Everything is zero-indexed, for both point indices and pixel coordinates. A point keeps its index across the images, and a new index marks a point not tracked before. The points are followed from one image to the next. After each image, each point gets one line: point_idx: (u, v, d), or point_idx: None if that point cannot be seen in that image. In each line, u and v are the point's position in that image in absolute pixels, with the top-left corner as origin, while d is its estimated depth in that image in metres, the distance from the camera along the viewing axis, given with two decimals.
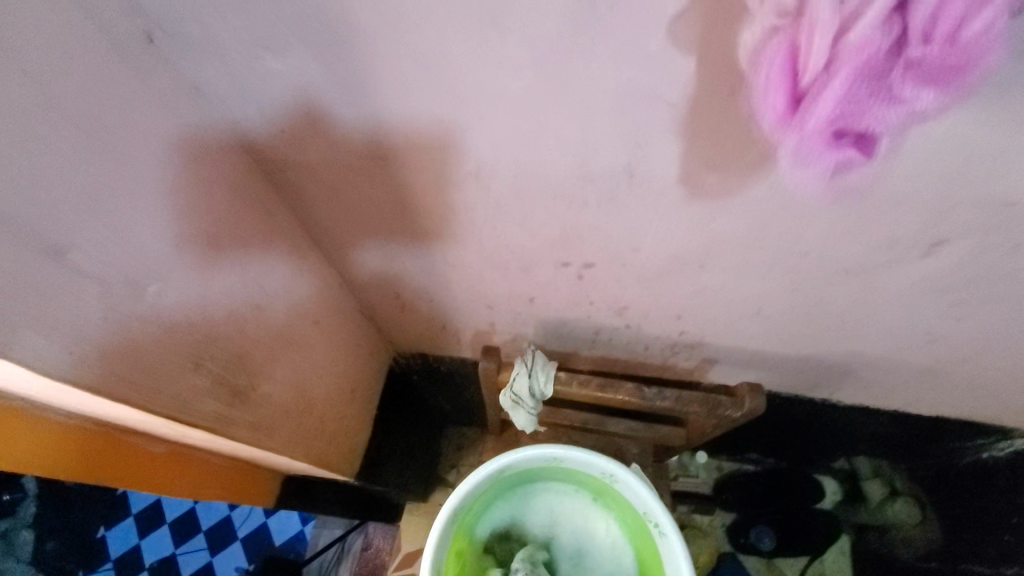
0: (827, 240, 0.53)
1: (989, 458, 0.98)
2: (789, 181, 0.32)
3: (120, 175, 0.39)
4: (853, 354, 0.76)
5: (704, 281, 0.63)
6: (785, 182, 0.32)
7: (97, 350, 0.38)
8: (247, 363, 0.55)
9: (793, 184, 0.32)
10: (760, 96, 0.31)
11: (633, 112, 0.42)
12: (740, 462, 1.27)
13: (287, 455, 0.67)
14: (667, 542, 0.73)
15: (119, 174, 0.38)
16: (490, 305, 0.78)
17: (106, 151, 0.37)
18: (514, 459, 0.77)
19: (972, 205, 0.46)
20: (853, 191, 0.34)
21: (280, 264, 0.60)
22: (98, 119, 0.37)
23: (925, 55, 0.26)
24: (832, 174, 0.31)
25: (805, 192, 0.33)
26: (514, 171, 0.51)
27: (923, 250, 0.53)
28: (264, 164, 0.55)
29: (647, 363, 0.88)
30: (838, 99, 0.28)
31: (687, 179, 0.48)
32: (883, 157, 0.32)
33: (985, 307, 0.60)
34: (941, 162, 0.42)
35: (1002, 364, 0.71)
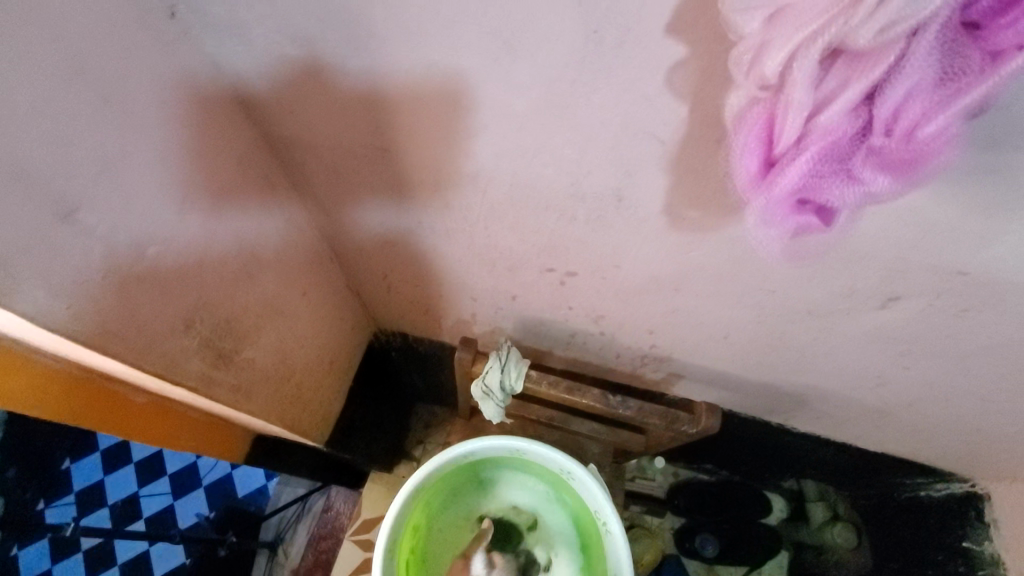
0: (794, 281, 0.56)
1: (924, 497, 1.03)
2: (754, 235, 0.35)
3: (135, 143, 0.40)
4: (809, 386, 0.80)
5: (677, 303, 0.67)
6: (750, 236, 0.35)
7: (94, 305, 0.40)
8: (235, 329, 0.57)
9: (757, 240, 0.35)
10: (735, 155, 0.33)
11: (627, 145, 0.45)
12: (695, 471, 1.34)
13: (264, 418, 0.70)
14: (612, 540, 0.78)
15: (134, 141, 0.40)
16: (474, 298, 0.81)
17: (124, 119, 0.39)
18: (478, 446, 0.81)
19: (926, 269, 0.49)
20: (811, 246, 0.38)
21: (275, 237, 0.62)
22: (118, 87, 0.38)
23: (885, 146, 0.29)
24: (792, 234, 0.35)
25: (767, 247, 0.36)
26: (510, 180, 0.53)
27: (879, 302, 0.56)
28: (271, 140, 0.57)
29: (617, 370, 0.91)
30: (804, 173, 0.30)
31: (670, 211, 0.51)
32: (840, 223, 0.35)
33: (931, 360, 0.64)
34: (902, 228, 0.45)
35: (942, 413, 0.76)
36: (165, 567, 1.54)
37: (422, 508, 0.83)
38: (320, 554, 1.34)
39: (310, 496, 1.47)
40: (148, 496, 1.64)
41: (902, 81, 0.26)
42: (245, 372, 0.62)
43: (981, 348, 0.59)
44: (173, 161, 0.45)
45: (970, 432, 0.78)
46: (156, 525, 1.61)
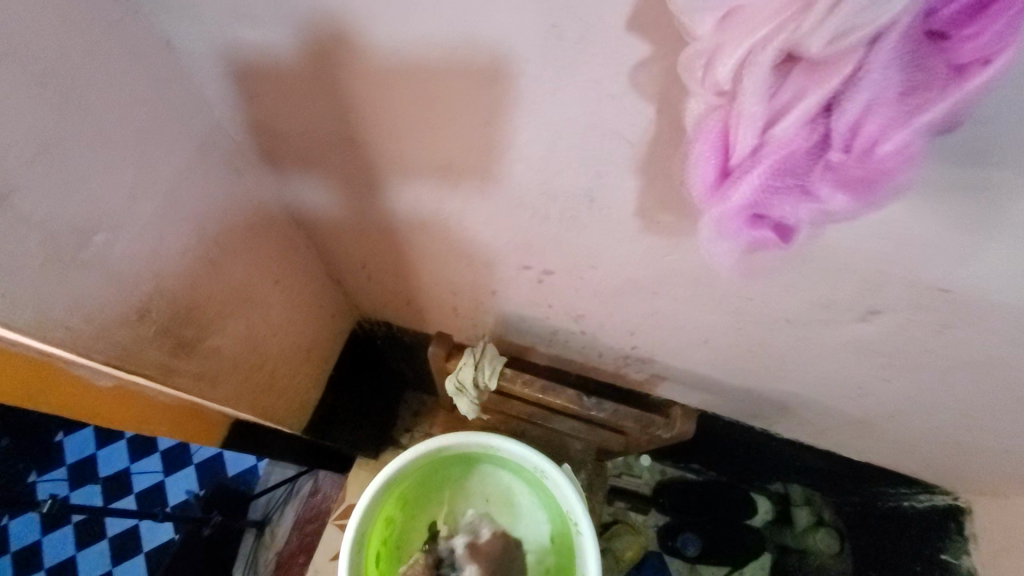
0: (773, 290, 0.54)
1: (908, 507, 1.01)
2: (709, 248, 0.33)
3: (79, 127, 0.39)
4: (791, 394, 0.78)
5: (655, 306, 0.65)
6: (705, 249, 0.33)
7: (30, 292, 0.39)
8: (197, 317, 0.56)
9: (711, 253, 0.33)
10: (690, 163, 0.30)
11: (595, 144, 0.43)
12: (682, 469, 1.33)
13: (232, 405, 0.69)
14: (582, 542, 0.77)
15: (77, 125, 0.39)
16: (454, 291, 0.79)
17: (66, 102, 0.38)
18: (451, 442, 0.80)
19: (904, 284, 0.47)
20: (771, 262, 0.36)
21: (242, 224, 0.61)
22: (59, 68, 0.37)
23: (843, 162, 0.26)
24: (749, 248, 0.33)
25: (722, 261, 0.34)
26: (479, 174, 0.52)
27: (859, 315, 0.54)
28: (237, 125, 0.55)
29: (600, 369, 0.90)
30: (756, 187, 0.28)
31: (643, 215, 0.49)
32: (800, 239, 0.33)
33: (913, 375, 0.62)
34: (880, 242, 0.43)
35: (924, 427, 0.74)
36: (154, 543, 1.56)
37: (396, 500, 0.83)
38: (305, 537, 1.35)
39: (299, 479, 1.48)
40: (139, 472, 1.66)
41: (861, 92, 0.24)
42: (208, 361, 0.61)
43: (962, 365, 0.57)
44: (124, 145, 0.43)
45: (953, 448, 0.76)
46: (146, 501, 1.62)
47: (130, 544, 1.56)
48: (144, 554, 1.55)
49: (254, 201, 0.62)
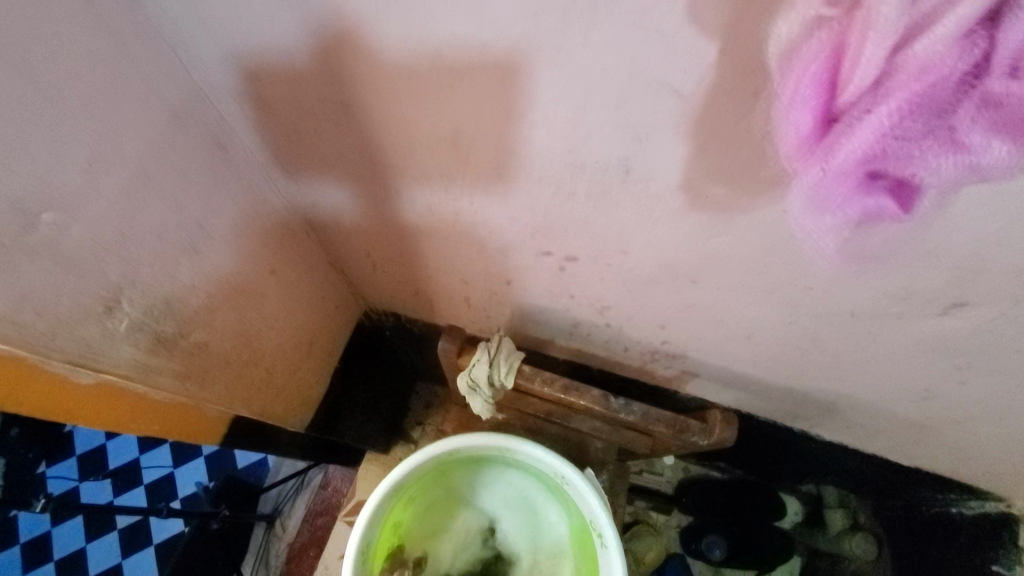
0: (838, 278, 0.46)
1: (956, 514, 0.93)
2: (798, 225, 0.25)
3: (28, 89, 0.32)
4: (840, 395, 0.71)
5: (695, 297, 0.57)
6: (793, 225, 0.25)
7: None
8: (178, 309, 0.50)
9: (800, 230, 0.25)
10: (778, 108, 0.23)
11: (638, 101, 0.35)
12: (706, 467, 1.26)
13: (223, 406, 0.63)
14: (607, 555, 0.69)
15: (25, 85, 0.32)
16: (466, 280, 0.72)
17: (12, 57, 0.31)
18: (464, 444, 0.73)
19: (1006, 272, 0.40)
20: (871, 242, 0.28)
21: (230, 204, 0.54)
22: (6, 13, 0.30)
23: (1012, 94, 0.19)
24: (853, 225, 0.25)
25: (817, 243, 0.26)
26: (495, 144, 0.44)
27: (940, 307, 0.46)
28: (218, 91, 0.48)
29: (625, 365, 0.82)
30: (880, 132, 0.21)
31: (690, 188, 0.41)
32: (920, 212, 0.25)
33: (994, 377, 0.54)
34: (988, 218, 0.35)
35: (994, 433, 0.66)
36: (163, 535, 1.53)
37: (404, 506, 0.76)
38: (315, 533, 1.31)
39: (310, 472, 1.43)
40: (147, 465, 1.63)
41: None
42: (194, 358, 0.55)
43: None
44: (81, 111, 0.36)
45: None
46: (155, 493, 1.59)
47: (140, 537, 1.53)
48: (154, 547, 1.52)
49: (241, 180, 0.55)
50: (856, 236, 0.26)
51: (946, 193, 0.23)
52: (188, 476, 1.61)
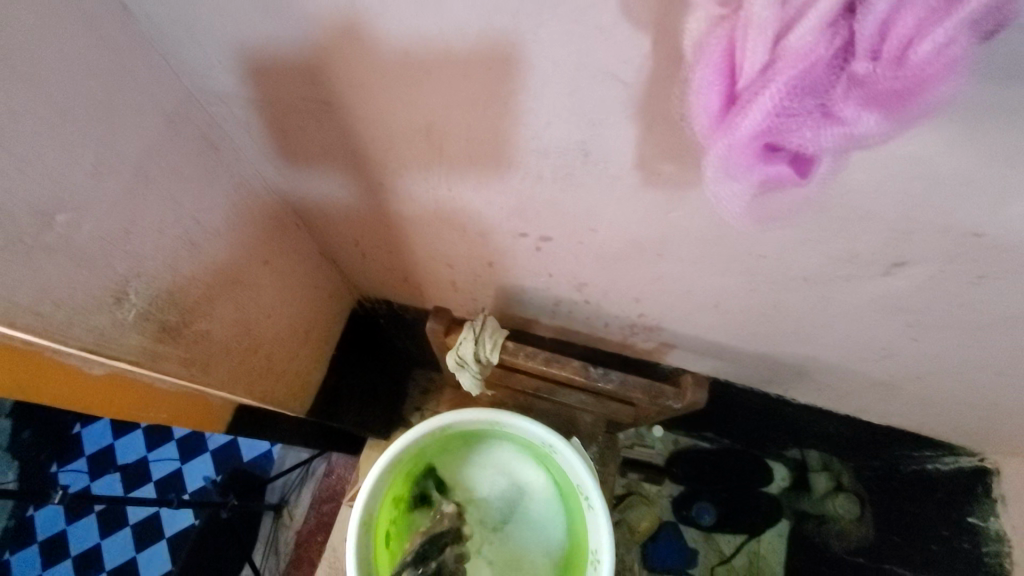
0: (787, 245, 0.51)
1: (932, 470, 0.98)
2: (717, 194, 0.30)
3: (37, 100, 0.36)
4: (808, 357, 0.75)
5: (663, 270, 0.62)
6: (712, 194, 0.30)
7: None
8: (180, 300, 0.54)
9: (717, 199, 0.29)
10: (692, 93, 0.27)
11: (588, 89, 0.39)
12: (695, 438, 1.30)
13: (227, 390, 0.67)
14: (594, 516, 0.74)
15: (34, 97, 0.36)
16: (451, 264, 0.76)
17: (22, 73, 0.34)
18: (456, 419, 0.77)
19: (931, 230, 0.44)
20: (787, 205, 0.32)
21: (223, 200, 0.58)
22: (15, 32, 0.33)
23: (871, 73, 0.23)
24: (761, 191, 0.29)
25: (732, 207, 0.30)
26: (464, 134, 0.48)
27: (882, 268, 0.51)
28: (206, 95, 0.51)
29: (607, 340, 0.87)
30: (769, 110, 0.24)
31: (645, 167, 0.45)
32: (820, 176, 0.29)
33: (941, 331, 0.58)
34: (908, 182, 0.39)
35: (950, 387, 0.70)
36: (175, 528, 1.58)
37: (403, 481, 0.81)
38: (322, 517, 1.36)
39: (315, 461, 1.48)
40: (157, 460, 1.67)
41: None
42: (197, 345, 0.59)
43: (994, 318, 0.53)
44: (85, 120, 0.40)
45: (981, 407, 0.73)
46: (165, 487, 1.63)
47: (152, 530, 1.58)
48: (167, 539, 1.57)
49: (233, 177, 0.59)
50: (770, 199, 0.30)
51: (838, 159, 0.27)
52: (197, 471, 1.66)
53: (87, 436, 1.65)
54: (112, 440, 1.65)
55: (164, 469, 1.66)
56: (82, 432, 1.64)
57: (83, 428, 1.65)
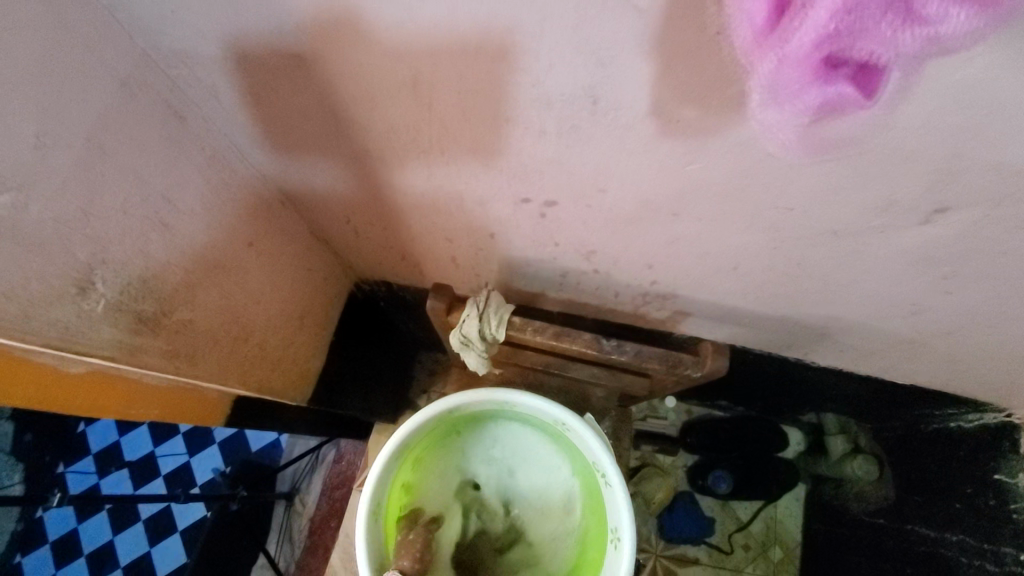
0: (817, 194, 0.46)
1: (956, 428, 0.93)
2: (761, 120, 0.25)
3: None
4: (831, 318, 0.71)
5: (678, 231, 0.57)
6: (757, 121, 0.26)
7: None
8: (156, 288, 0.50)
9: (763, 127, 0.25)
10: (736, 2, 0.23)
11: (597, 20, 0.34)
12: (709, 408, 1.27)
13: (219, 382, 0.63)
14: (612, 493, 0.70)
15: None
16: (449, 239, 0.72)
17: None
18: (464, 400, 0.74)
19: (984, 169, 0.39)
20: (837, 135, 0.28)
21: (196, 177, 0.53)
22: None
23: None
24: (816, 118, 0.24)
25: (776, 136, 0.26)
26: (456, 86, 0.43)
27: (921, 216, 0.46)
28: (166, 57, 0.46)
29: (617, 310, 0.83)
30: (833, 9, 0.19)
31: (659, 113, 0.40)
32: (887, 95, 0.25)
33: (979, 283, 0.54)
34: (963, 113, 0.34)
35: (984, 342, 0.66)
36: (188, 521, 1.57)
37: (412, 466, 0.78)
38: (332, 504, 1.34)
39: (323, 448, 1.47)
40: (164, 455, 1.66)
41: None
42: (181, 336, 0.55)
43: None
44: (22, 85, 0.34)
45: (1015, 362, 0.69)
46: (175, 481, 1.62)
47: (165, 525, 1.57)
48: (180, 532, 1.56)
49: (206, 151, 0.54)
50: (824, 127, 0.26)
51: (911, 70, 0.23)
52: (205, 464, 1.65)
53: (91, 434, 1.62)
54: (117, 436, 1.63)
55: (172, 464, 1.65)
56: (86, 430, 1.61)
57: (86, 426, 1.62)
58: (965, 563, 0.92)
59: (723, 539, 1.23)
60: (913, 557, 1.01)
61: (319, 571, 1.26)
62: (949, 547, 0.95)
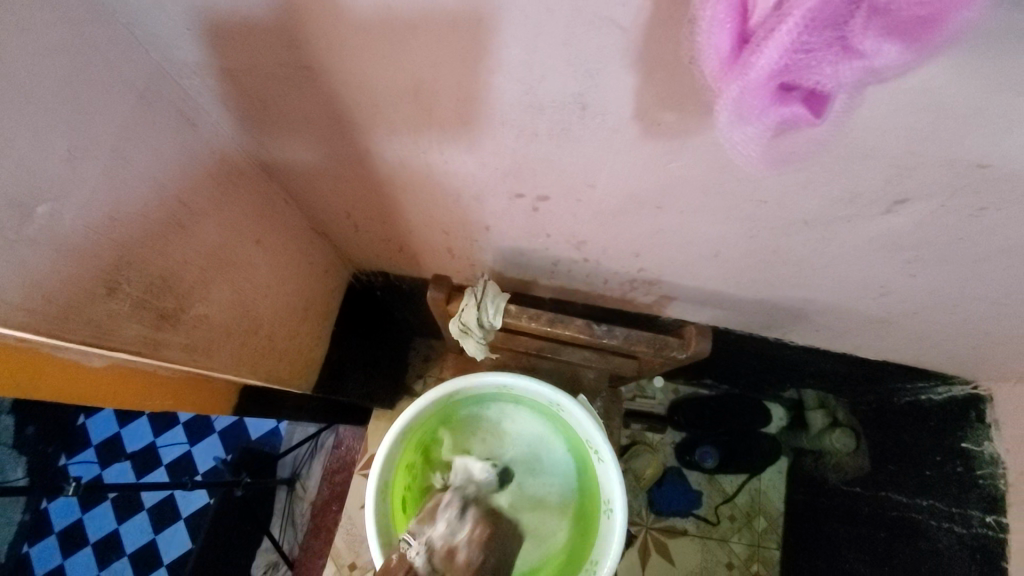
0: (789, 188, 0.50)
1: (925, 400, 1.00)
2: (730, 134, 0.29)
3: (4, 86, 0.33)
4: (807, 300, 0.76)
5: (663, 222, 0.61)
6: (726, 138, 0.29)
7: None
8: (174, 285, 0.53)
9: (731, 143, 0.29)
10: (705, 32, 0.27)
11: (584, 35, 0.37)
12: (696, 387, 1.34)
13: (232, 372, 0.66)
14: (605, 468, 0.75)
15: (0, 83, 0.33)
16: (446, 231, 0.75)
17: None
18: (465, 384, 0.78)
19: (935, 165, 0.43)
20: (795, 144, 0.32)
21: (207, 179, 0.56)
22: None
23: None
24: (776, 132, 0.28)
25: (743, 149, 0.29)
26: (454, 93, 0.46)
27: (883, 206, 0.50)
28: (176, 67, 0.49)
29: (607, 296, 0.87)
30: (785, 45, 0.23)
31: (642, 117, 0.44)
32: (834, 113, 0.28)
33: (939, 266, 0.59)
34: (912, 117, 0.38)
35: (946, 320, 0.72)
36: (191, 509, 1.62)
37: (414, 446, 0.82)
38: (334, 488, 1.39)
39: (323, 434, 1.51)
40: (165, 445, 1.69)
41: None
42: (198, 330, 0.58)
43: (994, 250, 0.53)
44: (54, 102, 0.37)
45: (975, 337, 0.74)
46: (177, 470, 1.65)
47: (169, 513, 1.61)
48: (184, 520, 1.60)
49: (214, 154, 0.57)
50: (783, 138, 0.30)
51: (856, 92, 0.26)
52: (206, 453, 1.68)
53: (92, 426, 1.65)
54: (118, 427, 1.66)
55: (174, 453, 1.68)
56: (87, 423, 1.64)
57: (87, 419, 1.65)
58: (932, 525, 0.94)
59: (710, 511, 1.30)
60: (886, 521, 1.03)
61: (324, 552, 1.31)
62: (919, 511, 0.97)
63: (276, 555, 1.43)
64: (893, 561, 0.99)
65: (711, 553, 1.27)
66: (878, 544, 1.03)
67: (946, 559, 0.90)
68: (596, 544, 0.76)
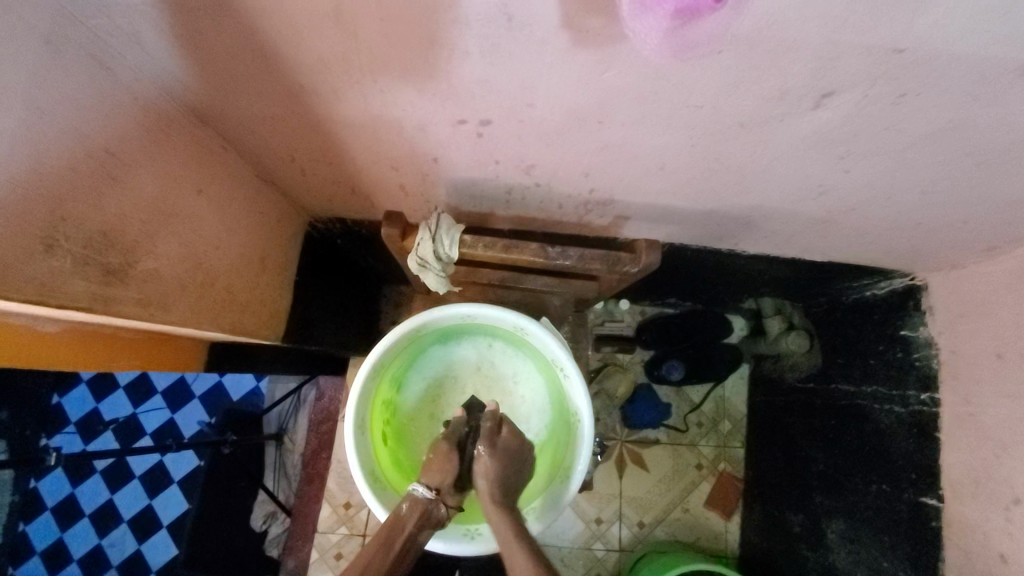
0: (720, 91, 0.51)
1: (870, 296, 1.06)
2: (634, 25, 0.40)
3: None
4: (753, 206, 0.78)
5: (606, 136, 0.61)
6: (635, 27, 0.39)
7: None
8: (116, 239, 0.52)
9: (640, 27, 0.39)
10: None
11: None
12: (661, 307, 1.39)
13: (194, 326, 0.66)
14: (571, 383, 0.79)
15: None
16: (396, 167, 0.74)
17: None
18: (427, 320, 0.79)
19: (855, 54, 0.45)
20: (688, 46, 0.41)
21: (134, 127, 0.54)
22: None
23: None
24: (677, 20, 0.38)
25: (646, 38, 0.40)
26: (376, 13, 0.44)
27: (812, 102, 0.52)
28: (81, 7, 0.46)
29: (564, 221, 0.88)
30: None
31: (570, 25, 0.43)
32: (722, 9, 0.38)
33: (871, 159, 0.61)
34: (825, 5, 0.39)
35: (882, 214, 0.75)
36: (183, 472, 1.63)
37: (389, 382, 0.85)
38: (321, 436, 1.42)
39: (304, 388, 1.53)
40: (146, 414, 1.67)
41: None
42: (150, 285, 0.58)
43: (921, 136, 0.55)
44: None
45: (909, 228, 0.79)
46: (161, 436, 1.66)
47: (160, 478, 1.63)
48: (178, 483, 1.63)
49: (138, 99, 0.55)
50: (682, 32, 0.39)
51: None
52: (189, 417, 1.67)
53: (67, 404, 1.64)
54: (93, 403, 1.66)
55: (156, 421, 1.67)
56: (61, 402, 1.63)
57: (61, 398, 1.63)
58: (875, 408, 0.99)
59: (680, 420, 1.40)
60: (836, 410, 1.09)
61: (319, 496, 1.36)
62: (863, 397, 1.03)
63: (274, 504, 1.48)
64: (840, 443, 1.06)
65: (681, 456, 1.38)
66: (827, 430, 1.10)
67: (887, 434, 0.95)
68: (571, 452, 0.80)
